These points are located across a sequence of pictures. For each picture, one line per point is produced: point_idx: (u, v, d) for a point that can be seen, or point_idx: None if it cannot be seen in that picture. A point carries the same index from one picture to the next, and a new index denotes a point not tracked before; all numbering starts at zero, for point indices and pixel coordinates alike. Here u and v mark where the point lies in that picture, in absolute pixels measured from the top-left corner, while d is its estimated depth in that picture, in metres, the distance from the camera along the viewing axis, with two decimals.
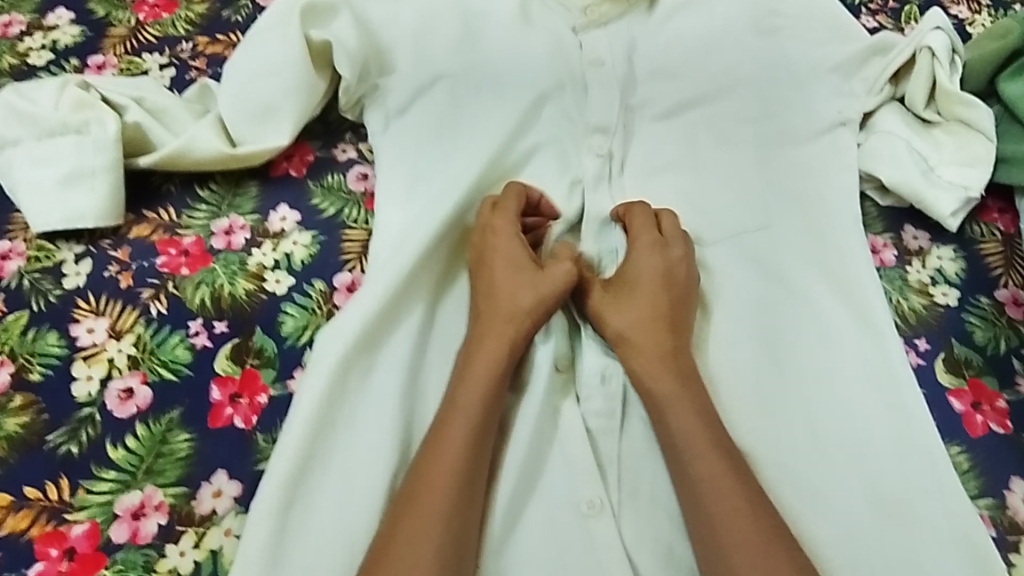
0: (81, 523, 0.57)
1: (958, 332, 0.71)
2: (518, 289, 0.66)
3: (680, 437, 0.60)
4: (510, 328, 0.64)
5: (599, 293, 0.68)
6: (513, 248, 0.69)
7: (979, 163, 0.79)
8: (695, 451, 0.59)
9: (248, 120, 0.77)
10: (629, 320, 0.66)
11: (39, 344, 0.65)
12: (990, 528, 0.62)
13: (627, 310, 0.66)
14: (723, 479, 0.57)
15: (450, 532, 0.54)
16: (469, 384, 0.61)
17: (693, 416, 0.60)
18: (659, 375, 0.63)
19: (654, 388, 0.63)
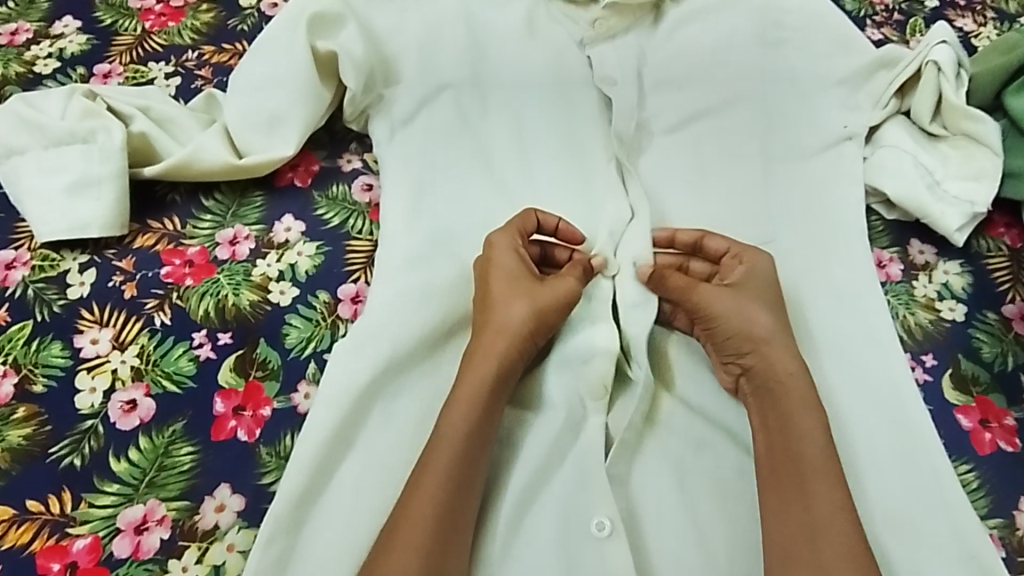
0: (83, 537, 0.57)
1: (965, 348, 0.71)
2: (508, 303, 0.64)
3: (802, 446, 0.59)
4: (504, 346, 0.62)
5: (727, 292, 0.65)
6: (518, 270, 0.66)
7: (985, 177, 0.78)
8: (814, 462, 0.58)
9: (254, 129, 0.77)
10: (774, 322, 0.64)
11: (42, 354, 0.65)
12: (1000, 548, 0.61)
13: (761, 308, 0.64)
14: (836, 492, 0.57)
15: (436, 554, 0.54)
16: (457, 403, 0.60)
17: (816, 425, 0.60)
18: (790, 382, 0.61)
19: (789, 394, 0.61)
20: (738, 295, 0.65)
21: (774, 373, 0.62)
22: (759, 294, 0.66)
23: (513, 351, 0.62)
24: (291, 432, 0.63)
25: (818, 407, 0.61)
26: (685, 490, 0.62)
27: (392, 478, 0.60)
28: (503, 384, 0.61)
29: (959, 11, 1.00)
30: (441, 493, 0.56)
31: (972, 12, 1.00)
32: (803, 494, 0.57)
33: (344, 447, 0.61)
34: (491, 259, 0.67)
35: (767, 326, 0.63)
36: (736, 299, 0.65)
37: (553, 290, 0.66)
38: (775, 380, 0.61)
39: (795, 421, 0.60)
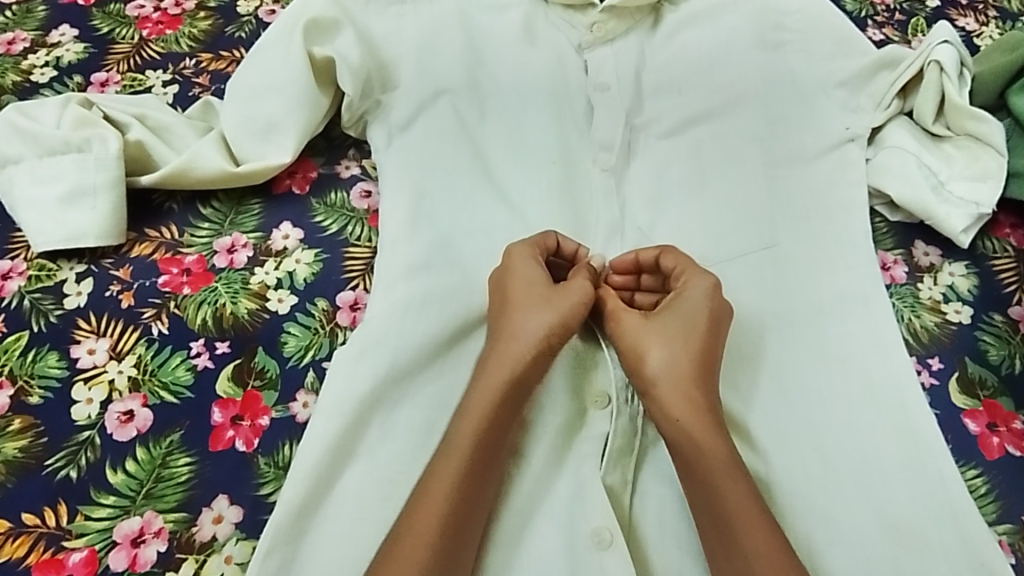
0: (79, 550, 0.55)
1: (972, 351, 0.70)
2: (527, 309, 0.64)
3: (714, 484, 0.56)
4: (520, 353, 0.62)
5: (631, 325, 0.64)
6: (537, 277, 0.65)
7: (990, 177, 0.77)
8: (737, 508, 0.55)
9: (251, 137, 0.76)
10: (668, 356, 0.61)
11: (39, 365, 0.64)
12: (1010, 555, 0.59)
13: (659, 344, 0.62)
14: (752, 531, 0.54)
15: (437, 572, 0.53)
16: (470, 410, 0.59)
17: (727, 468, 0.57)
18: (693, 420, 0.58)
19: (684, 435, 0.58)
20: (642, 329, 0.63)
21: (661, 416, 0.60)
22: (667, 328, 0.63)
23: (533, 352, 0.62)
24: (289, 442, 0.62)
25: (723, 445, 0.57)
26: None
27: (392, 490, 0.59)
28: (518, 392, 0.61)
29: (961, 11, 1.00)
30: (447, 507, 0.55)
31: (974, 11, 1.00)
32: (722, 544, 0.55)
33: (343, 457, 0.60)
34: (504, 274, 0.66)
35: (657, 363, 0.61)
36: (637, 334, 0.63)
37: (568, 295, 0.64)
38: (672, 422, 0.59)
39: (702, 467, 0.57)
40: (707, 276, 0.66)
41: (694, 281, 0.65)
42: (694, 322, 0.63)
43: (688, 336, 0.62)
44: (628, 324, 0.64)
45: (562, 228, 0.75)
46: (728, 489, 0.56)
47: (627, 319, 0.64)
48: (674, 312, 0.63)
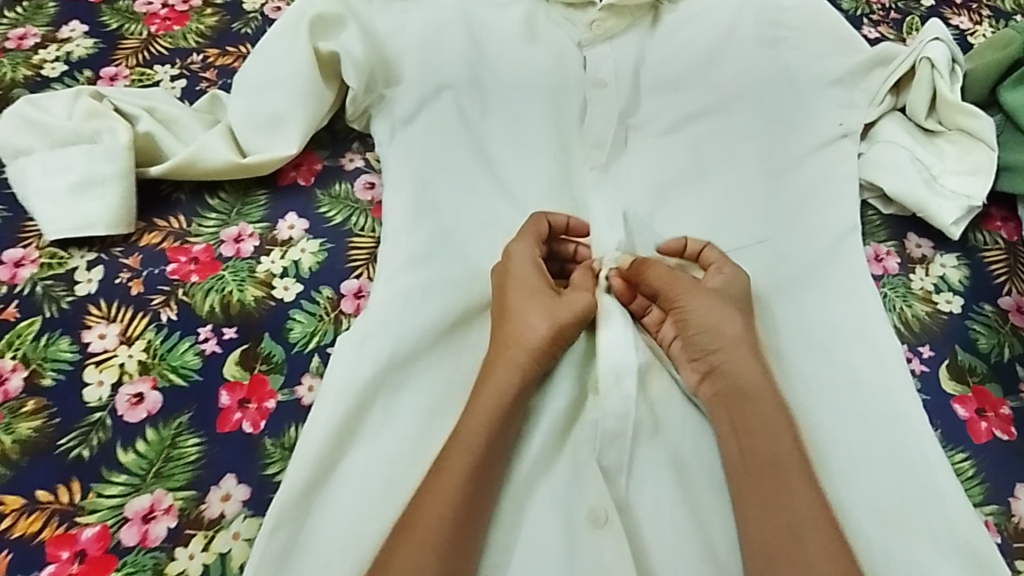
0: (91, 526, 0.56)
1: (963, 341, 0.71)
2: (527, 314, 0.66)
3: (774, 446, 0.60)
4: (523, 356, 0.64)
5: (698, 298, 0.66)
6: (532, 280, 0.67)
7: (982, 172, 0.79)
8: (789, 464, 0.59)
9: (258, 129, 0.78)
10: (740, 326, 0.65)
11: (50, 349, 0.66)
12: (995, 535, 0.60)
13: (732, 315, 0.65)
14: (809, 489, 0.58)
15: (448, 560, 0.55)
16: (476, 412, 0.61)
17: (779, 430, 0.61)
18: (753, 386, 0.63)
19: (751, 398, 0.62)
20: (706, 301, 0.66)
21: (737, 378, 0.63)
22: (731, 302, 0.67)
23: (530, 354, 0.64)
24: (294, 425, 0.63)
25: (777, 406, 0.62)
26: (686, 481, 0.62)
27: (394, 470, 0.61)
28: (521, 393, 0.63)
29: (955, 9, 1.01)
30: (453, 501, 0.57)
31: (967, 11, 1.01)
32: (778, 500, 0.58)
33: (347, 439, 0.61)
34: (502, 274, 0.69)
35: (734, 330, 0.65)
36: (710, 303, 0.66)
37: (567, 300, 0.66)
38: (745, 385, 0.63)
39: (756, 425, 0.61)
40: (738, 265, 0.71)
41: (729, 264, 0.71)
42: (743, 299, 0.68)
43: (744, 312, 0.67)
44: (697, 292, 0.66)
45: None
46: (781, 448, 0.60)
47: (694, 287, 0.67)
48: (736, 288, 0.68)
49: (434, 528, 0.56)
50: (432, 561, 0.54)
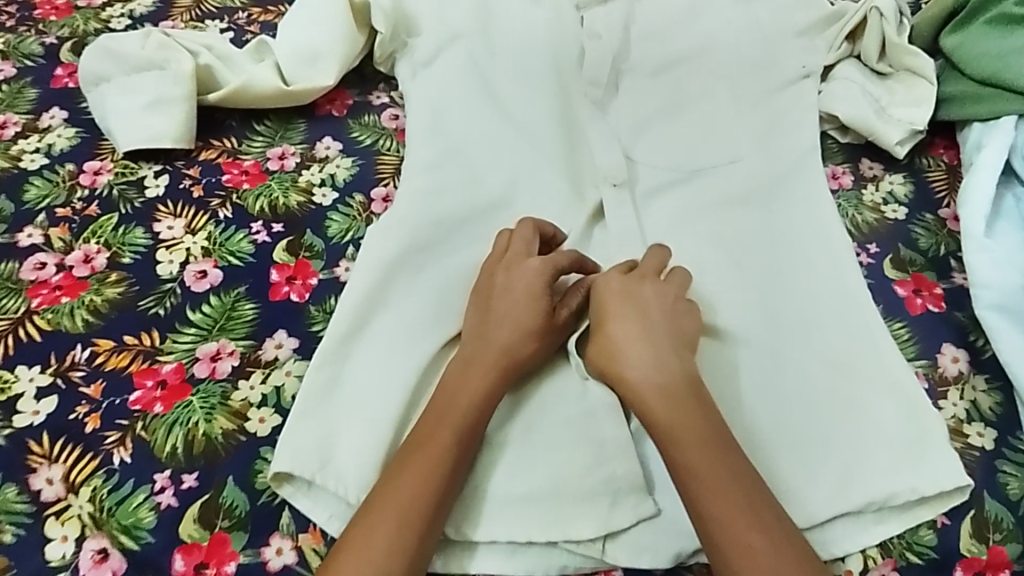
0: (169, 363, 0.69)
1: (905, 239, 0.83)
2: (522, 321, 0.68)
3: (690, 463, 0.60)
4: (508, 356, 0.67)
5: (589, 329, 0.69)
6: (531, 290, 0.69)
7: (926, 102, 0.90)
8: (706, 481, 0.59)
9: (301, 64, 0.91)
10: (615, 353, 0.66)
11: (127, 236, 0.78)
12: (923, 381, 0.72)
13: (617, 359, 0.66)
14: (725, 507, 0.59)
15: (463, 444, 0.63)
16: (467, 390, 0.65)
17: (707, 454, 0.60)
18: (659, 414, 0.62)
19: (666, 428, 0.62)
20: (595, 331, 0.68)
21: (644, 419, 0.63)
22: (618, 342, 0.66)
23: (514, 354, 0.67)
24: (334, 296, 0.75)
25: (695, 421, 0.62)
26: None
27: (416, 330, 0.71)
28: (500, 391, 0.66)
29: None
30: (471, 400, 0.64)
31: None
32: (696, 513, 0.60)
33: (376, 306, 0.72)
34: (502, 281, 0.70)
35: (602, 360, 0.67)
36: (603, 342, 0.66)
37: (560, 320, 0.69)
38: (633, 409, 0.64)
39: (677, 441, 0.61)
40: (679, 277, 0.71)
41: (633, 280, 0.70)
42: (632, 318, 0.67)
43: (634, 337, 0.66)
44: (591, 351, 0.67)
45: (560, 141, 0.86)
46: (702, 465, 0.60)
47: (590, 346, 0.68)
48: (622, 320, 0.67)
49: (465, 416, 0.63)
50: (448, 445, 0.62)
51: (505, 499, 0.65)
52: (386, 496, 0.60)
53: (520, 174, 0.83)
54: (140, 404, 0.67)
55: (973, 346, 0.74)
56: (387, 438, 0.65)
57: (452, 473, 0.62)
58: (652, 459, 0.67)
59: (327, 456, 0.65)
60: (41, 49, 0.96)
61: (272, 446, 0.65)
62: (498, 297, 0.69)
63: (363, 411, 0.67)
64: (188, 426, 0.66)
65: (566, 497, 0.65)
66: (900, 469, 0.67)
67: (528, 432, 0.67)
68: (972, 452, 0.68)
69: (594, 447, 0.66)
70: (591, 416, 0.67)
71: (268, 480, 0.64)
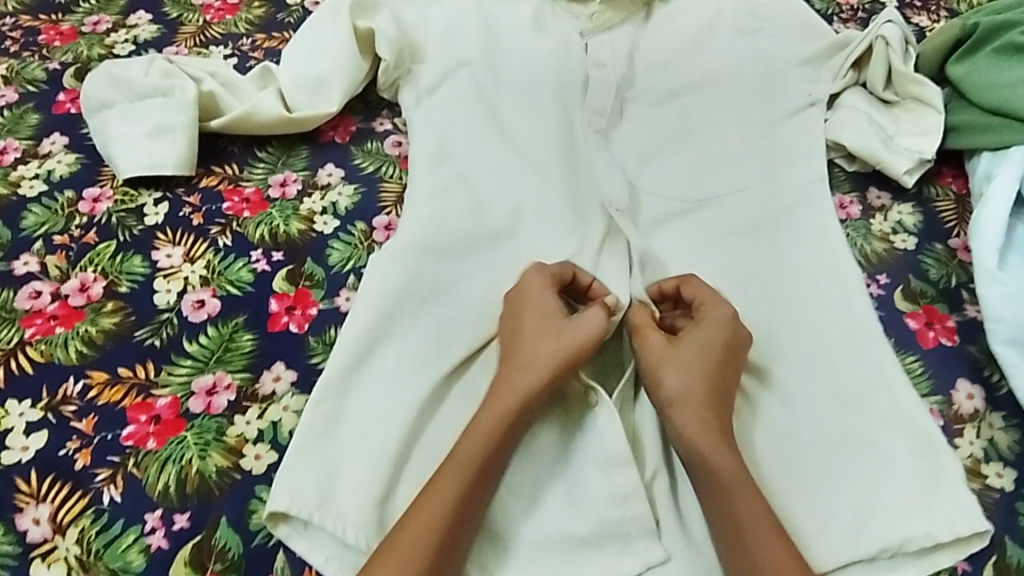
0: (164, 396, 0.68)
1: (915, 270, 0.81)
2: (542, 347, 0.66)
3: (735, 507, 0.60)
4: (528, 391, 0.64)
5: (650, 350, 0.67)
6: (549, 316, 0.68)
7: (932, 132, 0.89)
8: (749, 524, 0.59)
9: (305, 91, 0.90)
10: (686, 383, 0.64)
11: (126, 264, 0.77)
12: (938, 418, 0.71)
13: (682, 407, 0.64)
14: (774, 552, 0.58)
15: (480, 478, 0.61)
16: (480, 429, 0.62)
17: (746, 497, 0.60)
18: (710, 451, 0.62)
19: (715, 473, 0.61)
20: (663, 355, 0.66)
21: (704, 463, 0.62)
22: (689, 388, 0.64)
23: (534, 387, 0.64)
24: (335, 326, 0.74)
25: (735, 463, 0.62)
26: None
27: (421, 361, 0.69)
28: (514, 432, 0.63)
29: (916, 10, 1.09)
30: (490, 434, 0.62)
31: (927, 11, 1.09)
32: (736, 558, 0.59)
33: (380, 336, 0.70)
34: (518, 310, 0.69)
35: (673, 387, 0.64)
36: (672, 395, 0.64)
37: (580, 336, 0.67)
38: (686, 441, 0.63)
39: (717, 482, 0.61)
40: (722, 306, 0.70)
41: (707, 313, 0.69)
42: (707, 350, 0.66)
43: (707, 370, 0.65)
44: (671, 400, 0.64)
45: (565, 169, 0.85)
46: (744, 509, 0.60)
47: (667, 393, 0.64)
48: (694, 356, 0.66)
49: (483, 449, 0.61)
50: (467, 477, 0.60)
51: (512, 541, 0.63)
52: (402, 537, 0.58)
53: (525, 203, 0.82)
54: (133, 440, 0.65)
55: (988, 381, 0.73)
56: (385, 476, 0.64)
57: (461, 517, 0.59)
58: (661, 499, 0.65)
59: (328, 492, 0.63)
60: (44, 74, 0.95)
61: (268, 485, 0.64)
62: (520, 323, 0.68)
63: (364, 447, 0.65)
64: (181, 463, 0.64)
65: (571, 537, 0.63)
66: (916, 510, 0.65)
67: (536, 471, 0.65)
68: (990, 493, 0.67)
69: (606, 487, 0.64)
70: (596, 452, 0.65)
71: (263, 520, 0.62)
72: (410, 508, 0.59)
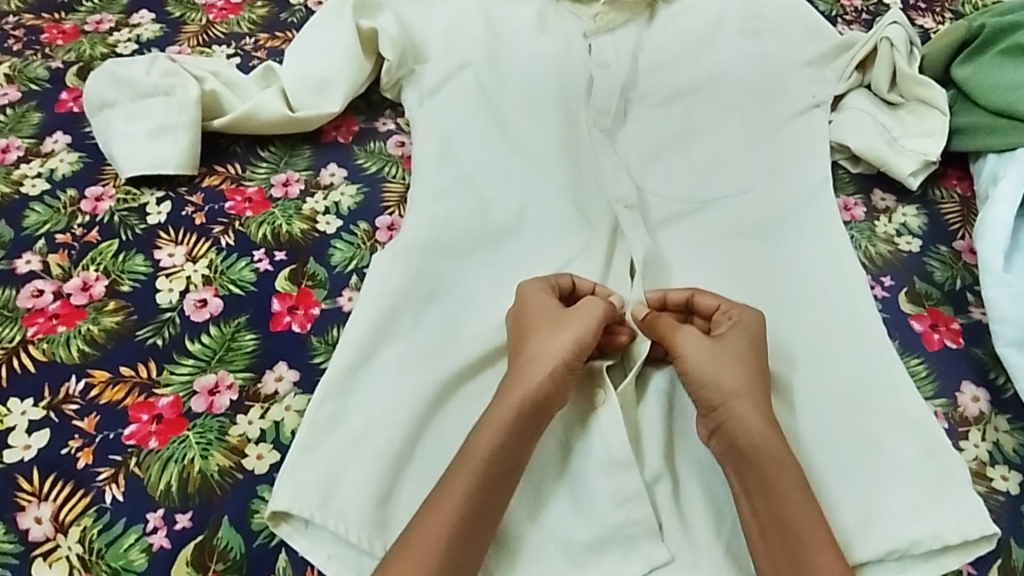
0: (166, 396, 0.68)
1: (920, 272, 0.81)
2: (541, 348, 0.66)
3: (791, 511, 0.60)
4: (532, 391, 0.63)
5: (702, 346, 0.66)
6: (547, 318, 0.68)
7: (936, 134, 0.89)
8: (810, 528, 0.59)
9: (307, 91, 0.90)
10: (744, 375, 0.65)
11: (128, 264, 0.77)
12: (943, 421, 0.70)
13: (752, 403, 0.63)
14: (829, 554, 0.58)
15: (493, 477, 0.60)
16: (485, 431, 0.62)
17: (803, 501, 0.60)
18: (773, 452, 0.62)
19: (770, 474, 0.61)
20: (713, 349, 0.66)
21: (772, 462, 0.61)
22: (752, 384, 0.65)
23: (535, 388, 0.64)
24: (337, 326, 0.73)
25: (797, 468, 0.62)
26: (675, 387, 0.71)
27: (426, 363, 0.69)
28: (521, 432, 0.62)
29: (920, 12, 1.09)
30: (498, 437, 0.61)
31: (932, 13, 1.09)
32: (791, 559, 0.58)
33: (383, 336, 0.70)
34: (519, 315, 0.69)
35: (738, 381, 0.64)
36: (738, 388, 0.64)
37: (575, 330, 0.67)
38: (752, 437, 0.62)
39: (779, 484, 0.61)
40: (750, 309, 0.71)
41: (739, 312, 0.70)
42: (756, 344, 0.68)
43: (759, 363, 0.67)
44: (738, 397, 0.64)
45: (568, 170, 0.85)
46: (804, 513, 0.59)
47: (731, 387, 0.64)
48: (747, 350, 0.67)
49: (489, 451, 0.61)
50: (473, 478, 0.60)
51: (515, 542, 0.62)
52: (434, 537, 0.57)
53: (528, 203, 0.82)
54: (135, 439, 0.65)
55: (993, 384, 0.73)
56: (388, 476, 0.63)
57: (473, 521, 0.59)
58: (664, 500, 0.65)
59: (329, 492, 0.62)
60: (47, 73, 0.95)
61: (270, 485, 0.64)
62: (521, 329, 0.68)
63: (365, 446, 0.64)
64: (183, 462, 0.64)
65: (574, 538, 0.63)
66: (921, 512, 0.64)
67: (539, 472, 0.65)
68: (995, 496, 0.66)
69: (609, 489, 0.64)
70: (599, 453, 0.65)
71: (265, 520, 0.62)
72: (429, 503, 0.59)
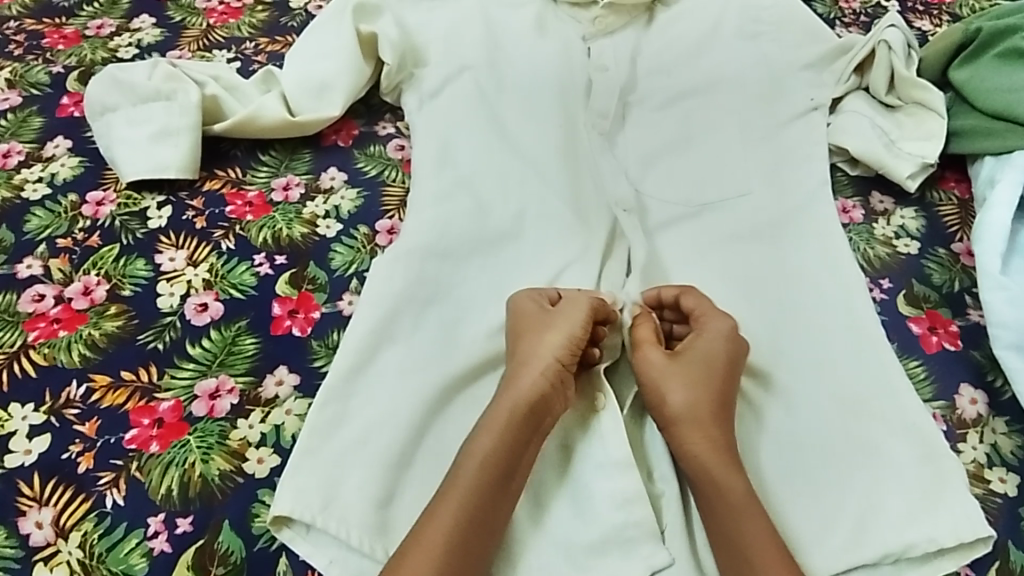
0: (167, 400, 0.68)
1: (918, 274, 0.81)
2: (534, 354, 0.66)
3: (738, 522, 0.60)
4: (527, 395, 0.64)
5: (652, 366, 0.67)
6: (534, 325, 0.68)
7: (934, 137, 0.89)
8: (754, 540, 0.59)
9: (307, 95, 0.90)
10: (689, 397, 0.65)
11: (129, 268, 0.77)
12: (941, 424, 0.70)
13: (693, 427, 0.64)
14: (777, 565, 0.58)
15: (494, 482, 0.61)
16: (481, 437, 0.62)
17: (751, 512, 0.61)
18: (716, 467, 0.62)
19: (720, 487, 0.62)
20: (665, 369, 0.67)
21: (711, 480, 0.62)
22: (696, 404, 0.65)
23: (529, 392, 0.64)
24: (337, 330, 0.74)
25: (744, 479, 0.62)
26: None
27: (427, 366, 0.69)
28: (519, 436, 0.62)
29: (918, 14, 1.09)
30: (495, 441, 0.62)
31: (929, 15, 1.09)
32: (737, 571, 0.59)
33: (384, 339, 0.70)
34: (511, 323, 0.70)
35: (678, 405, 0.65)
36: (681, 412, 0.65)
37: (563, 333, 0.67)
38: (692, 460, 0.63)
39: (722, 498, 0.61)
40: (722, 317, 0.70)
41: (708, 320, 0.69)
42: (712, 357, 0.67)
43: (712, 377, 0.66)
44: (681, 421, 0.64)
45: (567, 173, 0.85)
46: (748, 525, 0.60)
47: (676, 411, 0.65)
48: (700, 365, 0.66)
49: (489, 457, 0.61)
50: (473, 485, 0.60)
51: (514, 544, 0.63)
52: (417, 548, 0.57)
53: (527, 207, 0.82)
54: (136, 443, 0.65)
55: (991, 387, 0.73)
56: (389, 479, 0.64)
57: (475, 527, 0.59)
58: (663, 503, 0.65)
59: (330, 496, 0.63)
60: (48, 78, 0.96)
61: (271, 489, 0.64)
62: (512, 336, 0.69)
63: (367, 449, 0.65)
64: (184, 466, 0.64)
65: (573, 541, 0.63)
66: (918, 514, 0.65)
67: (539, 475, 0.66)
68: (993, 498, 0.67)
69: (608, 491, 0.64)
70: (599, 456, 0.66)
71: (266, 524, 0.62)
72: (421, 521, 0.59)
